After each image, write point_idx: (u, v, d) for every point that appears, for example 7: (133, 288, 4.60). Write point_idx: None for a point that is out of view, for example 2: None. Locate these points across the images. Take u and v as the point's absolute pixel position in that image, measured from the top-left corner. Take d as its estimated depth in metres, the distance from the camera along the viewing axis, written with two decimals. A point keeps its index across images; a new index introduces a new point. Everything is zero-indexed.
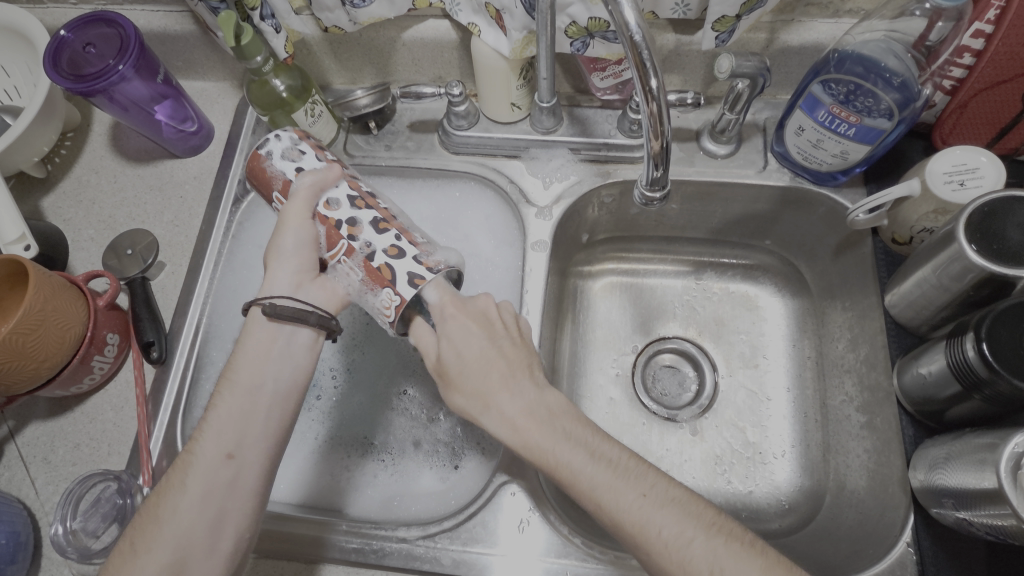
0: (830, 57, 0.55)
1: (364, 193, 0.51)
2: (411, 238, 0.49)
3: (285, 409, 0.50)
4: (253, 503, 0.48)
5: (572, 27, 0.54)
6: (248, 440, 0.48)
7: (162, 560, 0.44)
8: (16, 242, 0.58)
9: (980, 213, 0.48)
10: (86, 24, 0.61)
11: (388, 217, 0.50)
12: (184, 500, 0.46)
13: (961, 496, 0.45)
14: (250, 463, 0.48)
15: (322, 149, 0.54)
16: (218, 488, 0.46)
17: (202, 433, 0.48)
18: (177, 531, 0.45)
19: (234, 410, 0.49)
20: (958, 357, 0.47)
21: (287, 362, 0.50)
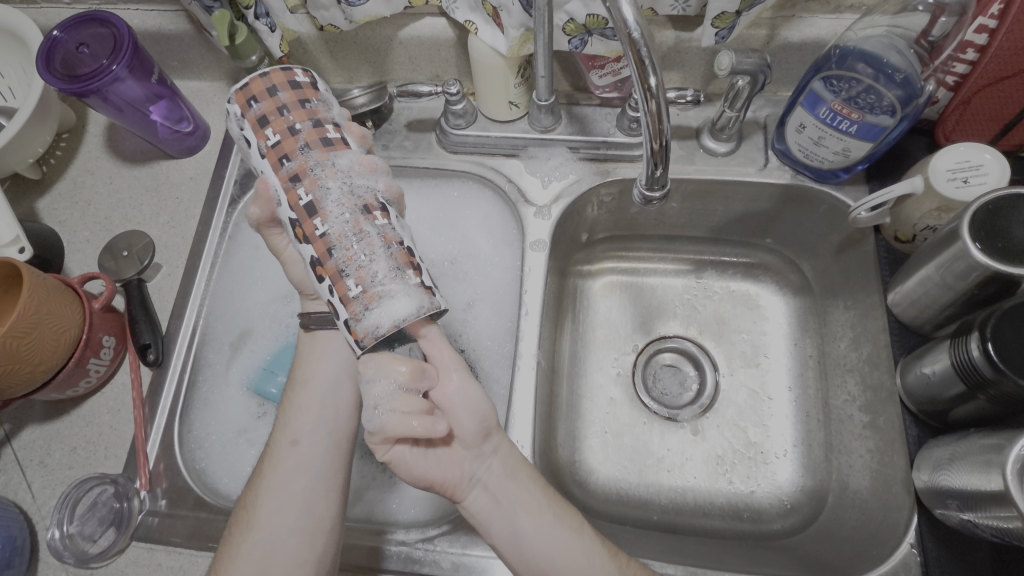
0: (831, 53, 0.54)
1: (301, 212, 0.41)
2: (343, 291, 0.40)
3: (342, 395, 0.54)
4: (324, 484, 0.50)
5: (570, 24, 0.54)
6: (309, 426, 0.53)
7: (253, 540, 0.48)
8: (10, 244, 0.58)
9: (984, 210, 0.47)
10: (80, 24, 0.61)
11: (321, 255, 0.40)
12: (262, 486, 0.50)
13: (966, 498, 0.45)
14: (311, 446, 0.52)
15: (262, 126, 0.43)
16: (288, 470, 0.51)
17: (275, 430, 0.54)
18: (262, 514, 0.49)
19: (295, 403, 0.54)
20: (962, 357, 0.46)
21: (332, 360, 0.55)
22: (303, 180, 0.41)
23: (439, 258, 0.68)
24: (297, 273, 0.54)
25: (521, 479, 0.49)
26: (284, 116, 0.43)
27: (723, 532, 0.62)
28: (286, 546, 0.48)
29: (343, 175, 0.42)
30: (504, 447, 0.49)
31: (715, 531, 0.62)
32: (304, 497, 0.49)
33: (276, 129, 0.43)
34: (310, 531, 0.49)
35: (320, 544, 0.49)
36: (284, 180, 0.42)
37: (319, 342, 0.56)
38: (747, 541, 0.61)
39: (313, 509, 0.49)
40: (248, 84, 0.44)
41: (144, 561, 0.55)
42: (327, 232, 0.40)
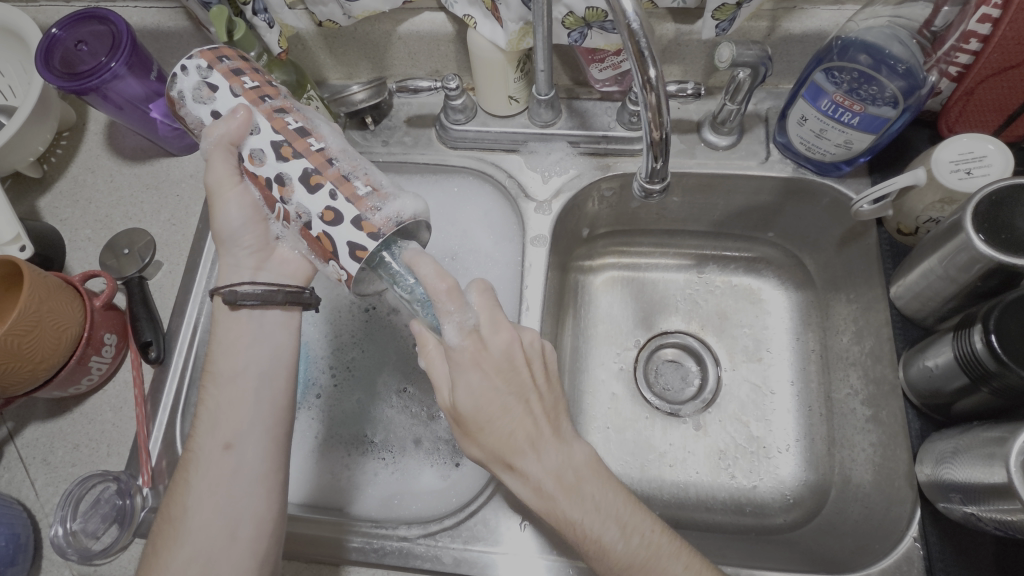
0: (833, 44, 0.54)
1: (291, 134, 0.45)
2: (352, 191, 0.44)
3: (276, 389, 0.53)
4: (262, 485, 0.50)
5: (569, 17, 0.53)
6: (243, 429, 0.51)
7: (186, 553, 0.47)
8: (11, 242, 0.58)
9: (987, 202, 0.47)
10: (78, 21, 0.61)
11: (321, 165, 0.44)
12: (194, 494, 0.49)
13: (969, 491, 0.45)
14: (250, 448, 0.50)
15: (238, 74, 0.47)
16: (223, 478, 0.49)
17: (201, 430, 0.51)
18: (197, 524, 0.48)
19: (224, 401, 0.51)
20: (965, 350, 0.46)
21: (265, 343, 0.53)
22: (290, 113, 0.47)
23: (439, 254, 0.68)
24: (224, 218, 0.51)
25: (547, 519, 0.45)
26: (261, 75, 0.49)
27: (725, 526, 0.62)
28: (231, 552, 0.47)
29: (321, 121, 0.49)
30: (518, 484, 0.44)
31: (717, 525, 0.62)
32: (245, 502, 0.49)
33: (253, 78, 0.48)
34: (256, 537, 0.48)
35: (263, 548, 0.49)
36: (268, 111, 0.46)
37: (245, 321, 0.53)
38: (750, 535, 0.61)
39: (254, 512, 0.49)
40: (217, 44, 0.48)
41: None
42: (325, 147, 0.46)
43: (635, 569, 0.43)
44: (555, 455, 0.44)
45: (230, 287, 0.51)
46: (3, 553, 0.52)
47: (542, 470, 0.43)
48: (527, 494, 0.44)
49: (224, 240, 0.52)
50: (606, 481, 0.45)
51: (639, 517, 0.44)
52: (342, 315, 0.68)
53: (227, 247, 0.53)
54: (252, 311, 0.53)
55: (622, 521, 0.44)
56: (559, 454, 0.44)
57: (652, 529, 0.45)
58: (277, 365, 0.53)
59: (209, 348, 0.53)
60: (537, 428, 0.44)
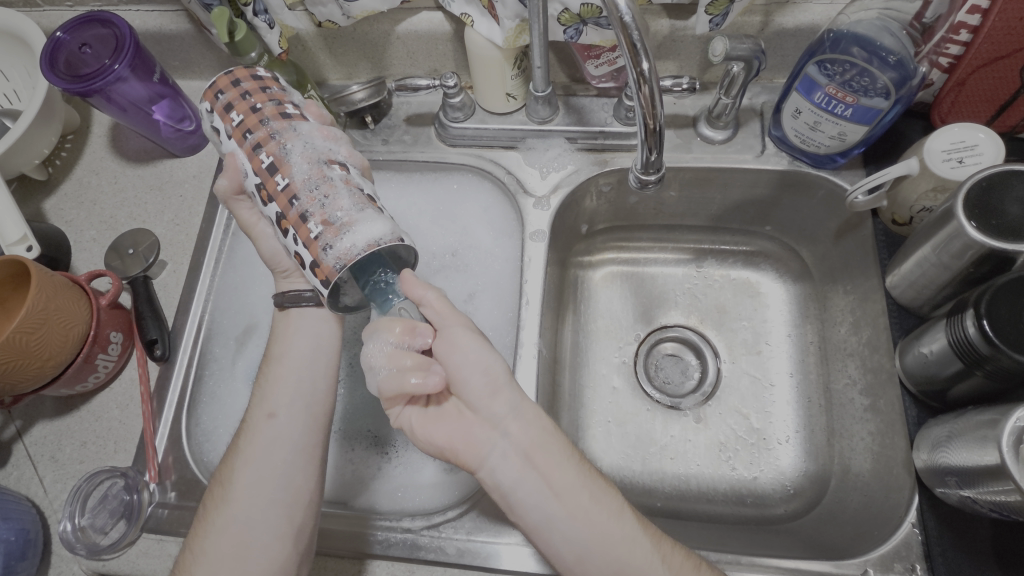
0: (824, 37, 0.54)
1: (264, 174, 0.45)
2: (307, 234, 0.44)
3: (319, 366, 0.55)
4: (300, 457, 0.52)
5: (564, 14, 0.54)
6: (285, 400, 0.53)
7: (231, 512, 0.50)
8: (18, 242, 0.59)
9: (978, 187, 0.48)
10: (82, 24, 0.62)
11: (285, 210, 0.45)
12: (238, 461, 0.52)
13: (964, 474, 0.45)
14: (289, 419, 0.53)
15: (227, 110, 0.47)
16: (264, 443, 0.52)
17: (252, 404, 0.55)
18: (238, 487, 0.51)
19: (269, 379, 0.54)
20: (959, 335, 0.47)
21: (308, 335, 0.56)
22: (265, 146, 0.45)
23: (439, 250, 0.69)
24: (266, 248, 0.55)
25: (547, 452, 0.46)
26: (247, 98, 0.47)
27: (726, 517, 0.63)
28: (268, 517, 0.49)
29: (302, 138, 0.46)
30: (527, 410, 0.48)
31: (717, 516, 0.63)
32: (282, 470, 0.51)
33: (239, 110, 0.46)
34: (291, 506, 0.50)
35: (298, 516, 0.50)
36: (248, 151, 0.46)
37: (293, 319, 0.56)
38: (750, 526, 0.61)
39: (291, 480, 0.51)
40: (216, 79, 0.48)
41: (155, 552, 0.56)
42: (290, 183, 0.45)
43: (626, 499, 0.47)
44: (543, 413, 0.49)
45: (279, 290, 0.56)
46: (14, 548, 0.53)
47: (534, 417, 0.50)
48: (529, 423, 0.48)
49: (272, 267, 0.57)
50: None
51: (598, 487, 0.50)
52: None
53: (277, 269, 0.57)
54: (302, 310, 0.56)
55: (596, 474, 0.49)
56: None
57: None
58: (319, 353, 0.55)
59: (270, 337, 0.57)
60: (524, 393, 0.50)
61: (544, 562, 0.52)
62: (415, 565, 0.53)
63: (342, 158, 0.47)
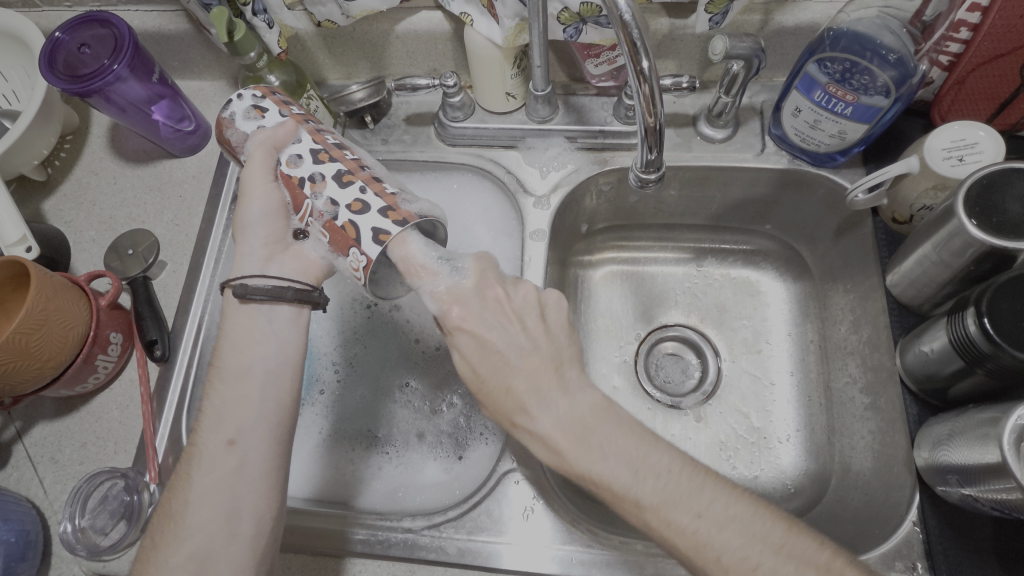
0: (824, 35, 0.54)
1: (329, 145, 0.49)
2: (381, 188, 0.46)
3: (283, 385, 0.52)
4: (264, 483, 0.50)
5: (564, 13, 0.54)
6: (246, 425, 0.50)
7: (187, 549, 0.48)
8: (17, 243, 0.59)
9: (978, 186, 0.48)
10: (81, 24, 0.61)
11: (354, 167, 0.47)
12: (194, 491, 0.49)
13: (965, 472, 0.45)
14: (253, 446, 0.50)
15: (287, 104, 0.52)
16: (225, 473, 0.49)
17: (203, 426, 0.51)
18: (197, 519, 0.48)
19: (229, 396, 0.51)
20: (960, 333, 0.47)
21: (272, 341, 0.52)
22: (330, 134, 0.51)
23: None
24: (246, 211, 0.51)
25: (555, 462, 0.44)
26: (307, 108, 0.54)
27: None
28: (229, 549, 0.48)
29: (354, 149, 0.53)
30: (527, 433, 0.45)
31: None
32: (245, 500, 0.49)
33: (301, 109, 0.52)
34: (255, 535, 0.49)
35: (262, 546, 0.49)
36: (311, 129, 0.50)
37: (254, 315, 0.52)
38: None
39: (257, 509, 0.49)
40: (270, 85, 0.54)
41: None
42: (360, 158, 0.49)
43: (653, 509, 0.41)
44: (552, 407, 0.44)
45: (241, 280, 0.50)
46: (14, 549, 0.53)
47: (547, 421, 0.44)
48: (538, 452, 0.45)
49: (242, 228, 0.52)
50: (619, 425, 0.44)
51: (653, 456, 0.42)
52: (341, 313, 0.68)
53: (243, 237, 0.52)
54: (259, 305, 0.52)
55: (633, 462, 0.42)
56: (564, 401, 0.44)
57: (668, 466, 0.42)
58: (284, 364, 0.52)
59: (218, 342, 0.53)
60: (533, 380, 0.45)
61: (545, 561, 0.52)
62: (416, 565, 0.53)
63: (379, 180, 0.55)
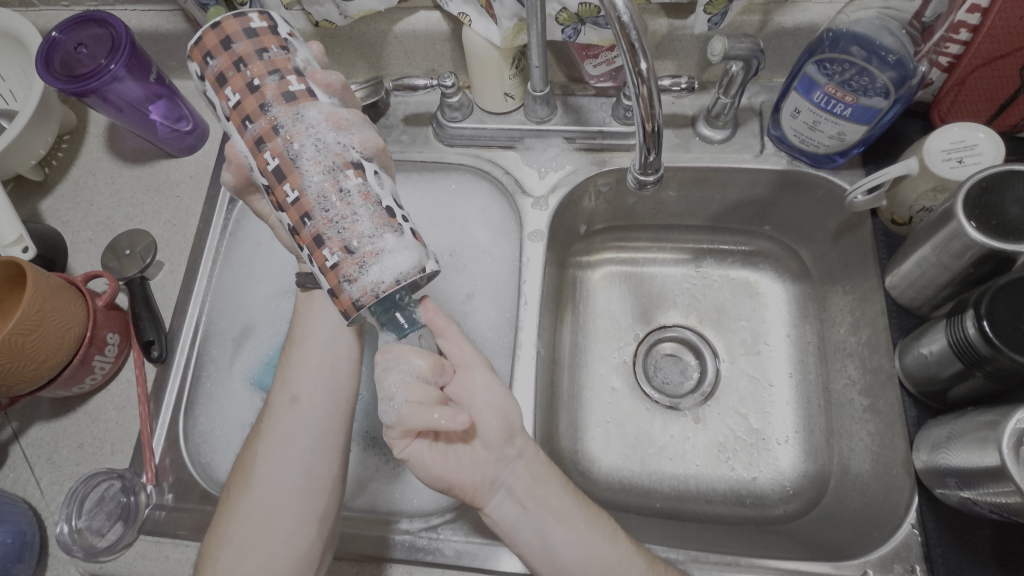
0: (824, 36, 0.54)
1: (271, 178, 0.41)
2: (321, 262, 0.40)
3: (342, 352, 0.57)
4: (323, 441, 0.53)
5: (563, 13, 0.54)
6: (308, 384, 0.55)
7: (255, 497, 0.51)
8: (15, 243, 0.59)
9: (977, 188, 0.47)
10: (78, 24, 0.61)
11: (295, 227, 0.40)
12: (261, 444, 0.53)
13: (964, 475, 0.45)
14: (310, 404, 0.54)
15: (221, 86, 0.41)
16: (288, 425, 0.53)
17: (275, 386, 0.56)
18: (262, 471, 0.52)
19: (294, 362, 0.56)
20: (958, 336, 0.46)
21: (332, 318, 0.57)
22: (269, 143, 0.40)
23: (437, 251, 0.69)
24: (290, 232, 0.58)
25: (548, 485, 0.48)
26: (241, 70, 0.40)
27: (726, 518, 0.62)
28: (291, 502, 0.51)
29: (307, 137, 0.40)
30: (531, 450, 0.49)
31: (717, 517, 0.63)
32: (304, 457, 0.52)
33: (235, 88, 0.41)
34: (316, 490, 0.52)
35: (320, 500, 0.51)
36: (250, 144, 0.41)
37: (316, 302, 0.58)
38: (749, 527, 0.61)
39: (313, 465, 0.52)
40: (201, 38, 0.41)
41: (152, 554, 0.56)
42: (300, 197, 0.40)
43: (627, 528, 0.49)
44: None
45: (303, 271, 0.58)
46: (10, 551, 0.53)
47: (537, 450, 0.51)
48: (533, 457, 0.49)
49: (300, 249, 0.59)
50: None
51: None
52: None
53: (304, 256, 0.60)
54: (323, 294, 0.59)
55: None
56: None
57: None
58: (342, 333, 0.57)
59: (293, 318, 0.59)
60: None
61: None
62: (413, 566, 0.53)
63: (358, 154, 0.41)
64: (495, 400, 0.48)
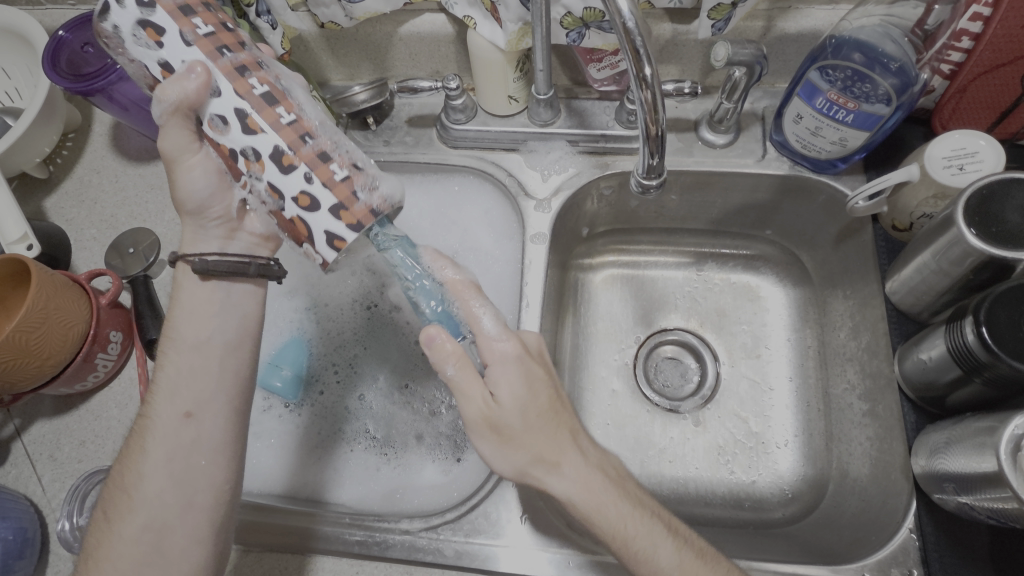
0: (826, 43, 0.54)
1: (259, 102, 0.43)
2: (329, 175, 0.42)
3: (242, 357, 0.55)
4: (219, 457, 0.52)
5: (567, 17, 0.54)
6: (204, 399, 0.52)
7: (142, 521, 0.49)
8: (19, 241, 0.60)
9: (978, 195, 0.48)
10: (85, 23, 0.62)
11: (293, 143, 0.42)
12: (148, 463, 0.50)
13: (962, 481, 0.45)
14: (209, 419, 0.52)
15: (187, 17, 0.42)
16: (182, 446, 0.51)
17: (158, 398, 0.52)
18: (151, 491, 0.49)
19: (185, 366, 0.52)
20: (958, 342, 0.47)
21: (231, 314, 0.54)
22: (257, 72, 0.43)
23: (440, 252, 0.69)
24: (188, 182, 0.51)
25: (592, 501, 0.44)
26: (217, 14, 0.44)
27: (724, 521, 0.63)
28: (182, 523, 0.49)
29: (287, 80, 0.46)
30: (562, 471, 0.44)
31: (716, 520, 0.63)
32: (201, 469, 0.51)
33: (208, 22, 0.43)
34: (212, 507, 0.50)
35: (219, 518, 0.51)
36: (229, 70, 0.43)
37: (214, 291, 0.54)
38: (748, 530, 0.61)
39: (212, 481, 0.51)
40: None
41: None
42: (298, 119, 0.43)
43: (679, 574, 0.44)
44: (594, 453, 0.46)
45: (200, 256, 0.52)
46: (12, 547, 0.53)
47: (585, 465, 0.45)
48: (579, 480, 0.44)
49: (188, 209, 0.53)
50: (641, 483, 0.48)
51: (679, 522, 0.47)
52: (344, 314, 0.68)
53: (196, 219, 0.54)
54: (222, 279, 0.54)
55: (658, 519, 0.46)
56: (600, 454, 0.47)
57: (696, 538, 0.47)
58: (243, 334, 0.55)
59: (173, 313, 0.54)
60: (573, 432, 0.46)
61: (542, 565, 0.52)
62: (413, 566, 0.53)
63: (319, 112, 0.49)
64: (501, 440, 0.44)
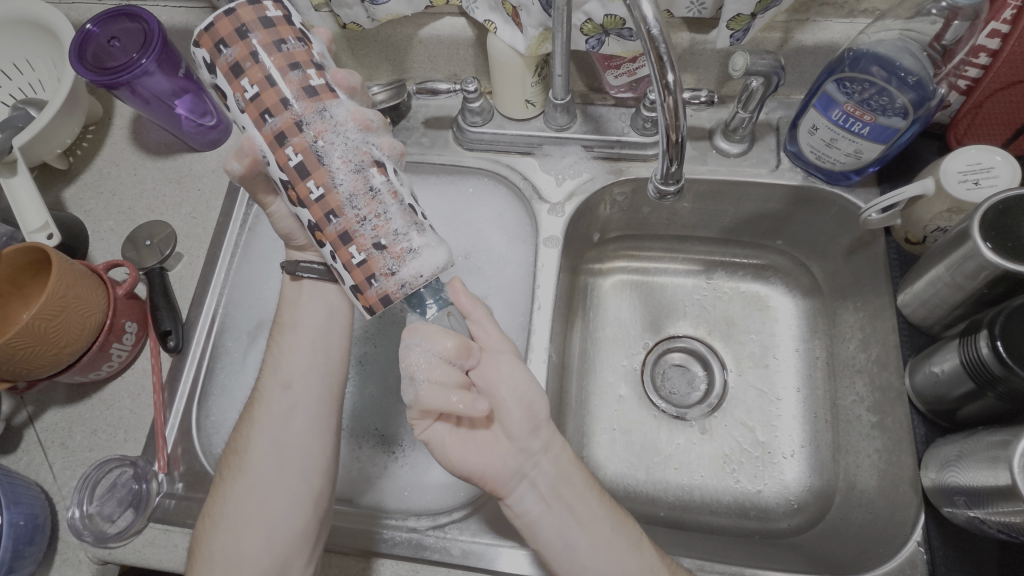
0: (844, 56, 0.55)
1: (293, 175, 0.42)
2: (347, 258, 0.42)
3: (334, 336, 0.58)
4: (315, 424, 0.55)
5: (587, 24, 0.55)
6: (302, 374, 0.56)
7: (249, 479, 0.53)
8: (40, 230, 0.61)
9: (994, 211, 0.48)
10: (111, 18, 0.63)
11: (320, 222, 0.42)
12: (254, 428, 0.55)
13: (974, 494, 0.45)
14: (303, 389, 0.56)
15: (236, 78, 0.41)
16: (281, 412, 0.55)
17: (264, 374, 0.58)
18: (256, 452, 0.54)
19: (285, 346, 0.58)
20: (972, 355, 0.47)
21: (321, 299, 0.59)
22: (294, 140, 0.41)
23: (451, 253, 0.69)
24: (281, 221, 0.59)
25: (572, 486, 0.49)
26: (261, 64, 0.41)
27: (729, 529, 0.63)
28: (280, 488, 0.53)
29: (332, 135, 0.42)
30: (556, 446, 0.50)
31: (721, 528, 0.63)
32: (301, 437, 0.55)
33: (251, 79, 0.41)
34: (311, 473, 0.54)
35: (316, 480, 0.54)
36: (269, 138, 0.42)
37: (305, 289, 0.59)
38: (753, 538, 0.61)
39: (312, 445, 0.55)
40: (214, 24, 0.41)
41: (161, 542, 0.57)
42: (326, 194, 0.42)
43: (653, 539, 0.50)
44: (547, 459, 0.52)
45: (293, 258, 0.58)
46: (23, 532, 0.54)
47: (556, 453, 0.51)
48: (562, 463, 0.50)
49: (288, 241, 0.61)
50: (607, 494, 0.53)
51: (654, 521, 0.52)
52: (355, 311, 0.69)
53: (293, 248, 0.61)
54: (311, 281, 0.59)
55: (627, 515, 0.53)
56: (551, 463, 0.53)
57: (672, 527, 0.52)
58: (331, 321, 0.58)
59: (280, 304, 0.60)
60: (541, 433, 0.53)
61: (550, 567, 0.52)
62: (419, 565, 0.53)
63: (379, 154, 0.44)
64: (520, 388, 0.49)
